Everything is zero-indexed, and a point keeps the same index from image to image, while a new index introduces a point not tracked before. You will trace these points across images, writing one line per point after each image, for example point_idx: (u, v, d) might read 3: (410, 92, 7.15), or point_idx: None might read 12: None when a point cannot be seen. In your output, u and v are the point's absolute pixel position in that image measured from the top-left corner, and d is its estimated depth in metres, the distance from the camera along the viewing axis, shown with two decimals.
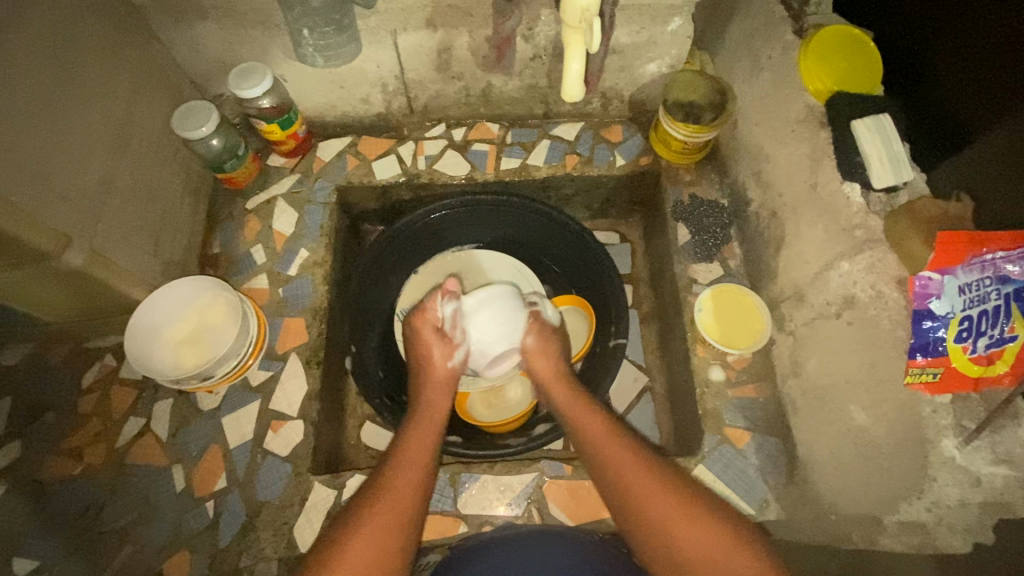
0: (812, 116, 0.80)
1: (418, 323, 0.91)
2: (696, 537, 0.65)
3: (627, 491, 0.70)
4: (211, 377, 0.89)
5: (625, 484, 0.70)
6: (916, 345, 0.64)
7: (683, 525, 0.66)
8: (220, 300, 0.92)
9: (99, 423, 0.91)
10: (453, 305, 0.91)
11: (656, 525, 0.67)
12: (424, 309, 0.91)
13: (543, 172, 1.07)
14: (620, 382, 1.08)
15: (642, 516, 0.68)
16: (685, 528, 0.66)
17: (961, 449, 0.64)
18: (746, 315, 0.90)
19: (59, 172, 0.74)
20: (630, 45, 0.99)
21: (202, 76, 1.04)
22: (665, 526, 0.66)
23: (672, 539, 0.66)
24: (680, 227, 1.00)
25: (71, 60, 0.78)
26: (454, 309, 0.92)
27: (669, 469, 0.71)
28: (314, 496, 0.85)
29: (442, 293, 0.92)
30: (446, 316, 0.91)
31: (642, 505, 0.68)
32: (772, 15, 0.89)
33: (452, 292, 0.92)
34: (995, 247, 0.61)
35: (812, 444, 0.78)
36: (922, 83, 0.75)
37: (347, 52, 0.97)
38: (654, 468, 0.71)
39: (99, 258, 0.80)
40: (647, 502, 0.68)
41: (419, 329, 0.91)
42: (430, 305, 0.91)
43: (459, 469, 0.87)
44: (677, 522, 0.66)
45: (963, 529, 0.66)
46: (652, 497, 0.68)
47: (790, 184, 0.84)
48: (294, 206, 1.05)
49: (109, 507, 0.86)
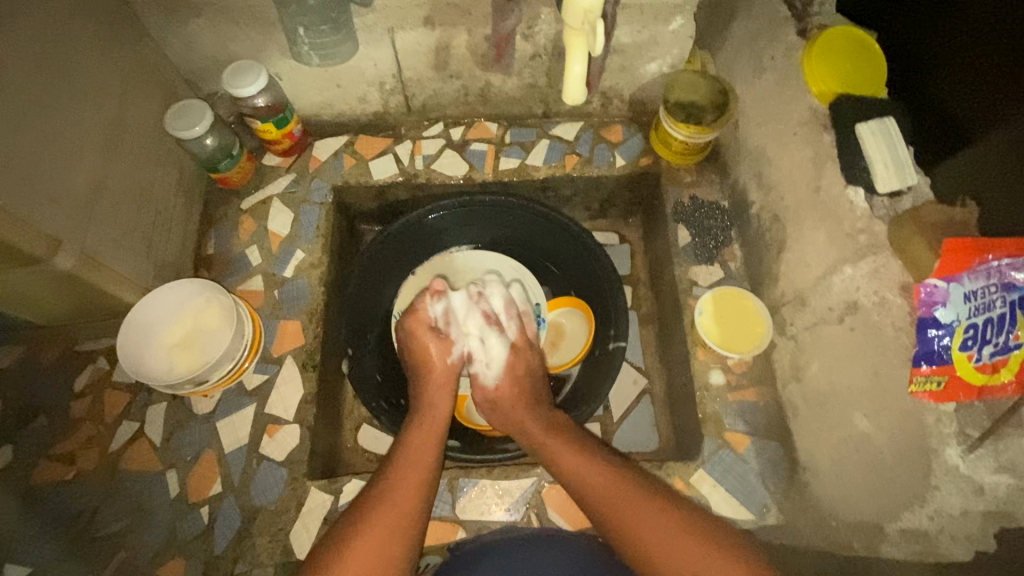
0: (816, 118, 0.79)
1: (413, 324, 0.92)
2: (681, 547, 0.65)
3: (615, 513, 0.69)
4: (205, 381, 0.87)
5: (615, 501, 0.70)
6: (921, 353, 0.64)
7: (666, 539, 0.66)
8: (214, 302, 0.90)
9: (92, 427, 0.90)
10: (443, 304, 0.94)
11: (652, 537, 0.66)
12: (416, 309, 0.93)
13: (543, 172, 1.06)
14: (620, 384, 1.07)
15: (632, 530, 0.68)
16: (670, 543, 0.66)
17: (965, 458, 0.64)
18: (746, 319, 0.89)
19: (49, 174, 0.72)
20: (631, 44, 0.98)
21: (195, 73, 1.02)
22: (651, 541, 0.66)
23: (657, 552, 0.66)
24: (681, 229, 0.99)
25: (62, 57, 0.76)
26: (443, 308, 0.94)
27: (651, 485, 0.72)
28: (311, 501, 0.84)
29: (431, 293, 0.94)
30: (438, 315, 0.94)
31: (627, 518, 0.68)
32: (776, 14, 0.87)
33: (441, 291, 0.95)
34: (1001, 254, 0.60)
35: (813, 450, 0.78)
36: (927, 86, 0.75)
37: (344, 50, 0.96)
38: (635, 487, 0.71)
39: (90, 260, 0.78)
40: (629, 513, 0.69)
41: (413, 330, 0.92)
42: (421, 306, 0.93)
43: (458, 474, 0.86)
44: (663, 536, 0.66)
45: (965, 537, 0.66)
46: (636, 511, 0.69)
47: (793, 186, 0.83)
48: (290, 206, 1.04)
49: (103, 512, 0.85)
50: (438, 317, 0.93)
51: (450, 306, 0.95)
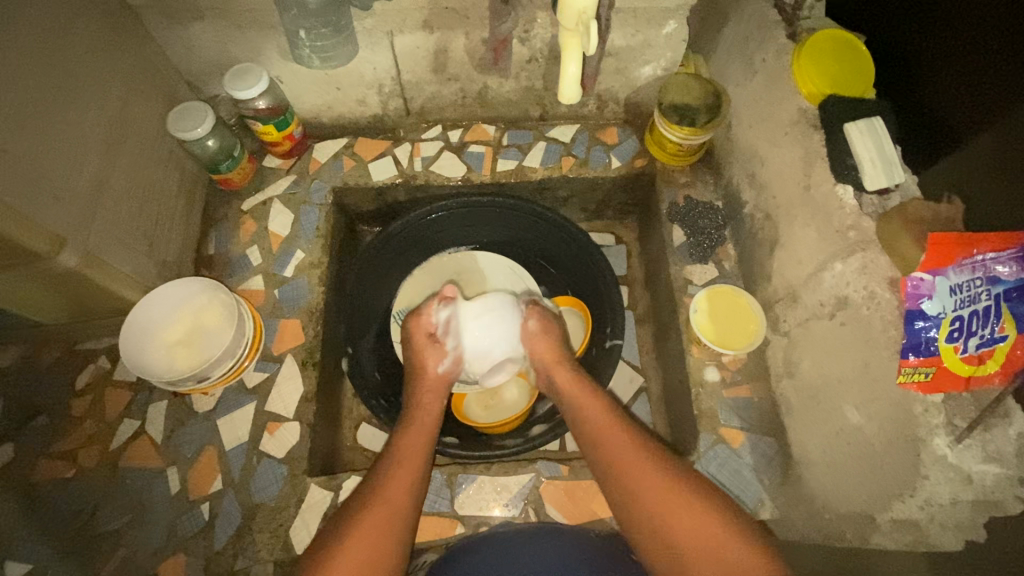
0: (805, 119, 0.81)
1: (413, 327, 0.91)
2: (691, 517, 0.65)
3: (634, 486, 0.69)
4: (207, 379, 0.88)
5: (632, 479, 0.70)
6: (909, 344, 0.65)
7: (684, 517, 0.65)
8: (215, 301, 0.92)
9: (93, 425, 0.90)
10: (448, 310, 0.91)
11: (664, 516, 0.66)
12: (420, 314, 0.92)
13: (540, 173, 1.08)
14: (616, 382, 1.09)
15: (650, 507, 0.67)
16: (683, 514, 0.66)
17: (953, 448, 0.64)
18: (741, 317, 0.91)
19: (53, 173, 0.74)
20: (626, 47, 1.00)
21: (197, 76, 1.04)
22: (668, 517, 0.66)
23: (669, 520, 0.66)
24: (675, 229, 1.00)
25: (65, 59, 0.78)
26: (448, 315, 0.91)
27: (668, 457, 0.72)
28: (311, 498, 0.85)
29: (438, 299, 0.92)
30: (441, 321, 0.91)
31: (647, 493, 0.68)
32: (766, 18, 0.89)
33: (448, 297, 0.92)
34: (985, 248, 0.61)
35: (806, 444, 0.79)
36: (912, 88, 0.76)
37: (344, 53, 0.97)
38: (650, 459, 0.71)
39: (92, 257, 0.79)
40: (642, 482, 0.69)
41: (413, 335, 0.91)
42: (425, 311, 0.91)
43: (456, 470, 0.87)
44: (680, 512, 0.66)
45: (955, 527, 0.67)
46: (654, 484, 0.68)
47: (784, 185, 0.85)
48: (290, 207, 1.05)
49: (103, 510, 0.86)
50: (440, 325, 0.91)
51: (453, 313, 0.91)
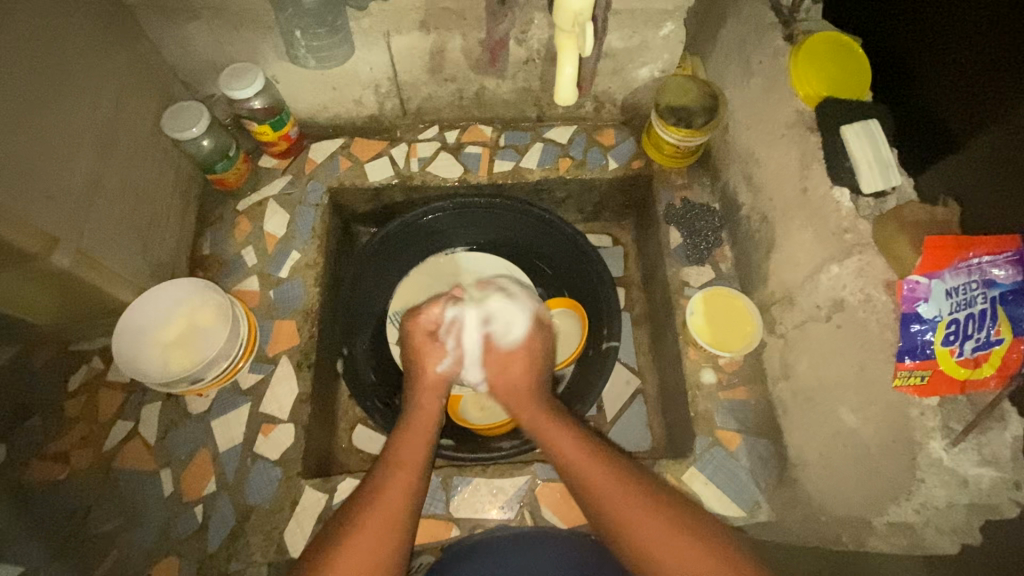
0: (802, 121, 0.81)
1: (412, 325, 0.89)
2: (665, 541, 0.66)
3: (622, 519, 0.68)
4: (201, 380, 0.88)
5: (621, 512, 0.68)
6: (905, 347, 0.65)
7: (673, 548, 0.65)
8: (208, 301, 0.91)
9: (86, 427, 0.90)
10: (453, 310, 0.89)
11: (649, 549, 0.66)
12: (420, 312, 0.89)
13: (537, 174, 1.08)
14: (613, 385, 1.08)
15: (640, 538, 0.66)
16: (657, 536, 0.66)
17: (948, 450, 0.65)
18: (737, 319, 0.91)
19: (47, 173, 0.73)
20: (623, 49, 1.00)
21: (192, 76, 1.03)
22: (654, 548, 0.66)
23: (644, 543, 0.66)
24: (672, 231, 1.00)
25: (59, 58, 0.77)
26: (453, 315, 0.89)
27: (657, 490, 0.71)
28: (305, 500, 0.84)
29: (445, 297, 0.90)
30: (445, 320, 0.89)
31: (632, 524, 0.67)
32: (763, 20, 0.89)
33: (457, 297, 0.90)
34: (982, 251, 0.61)
35: (802, 447, 0.79)
36: (909, 90, 0.76)
37: (339, 53, 0.97)
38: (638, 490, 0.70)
39: (85, 258, 0.79)
40: (622, 506, 0.68)
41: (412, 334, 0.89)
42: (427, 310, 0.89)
43: (452, 472, 0.86)
44: (668, 543, 0.66)
45: (951, 530, 0.67)
46: (646, 523, 0.67)
47: (780, 188, 0.85)
48: (285, 207, 1.05)
49: (96, 512, 0.85)
50: (443, 324, 0.89)
51: (460, 314, 0.89)
